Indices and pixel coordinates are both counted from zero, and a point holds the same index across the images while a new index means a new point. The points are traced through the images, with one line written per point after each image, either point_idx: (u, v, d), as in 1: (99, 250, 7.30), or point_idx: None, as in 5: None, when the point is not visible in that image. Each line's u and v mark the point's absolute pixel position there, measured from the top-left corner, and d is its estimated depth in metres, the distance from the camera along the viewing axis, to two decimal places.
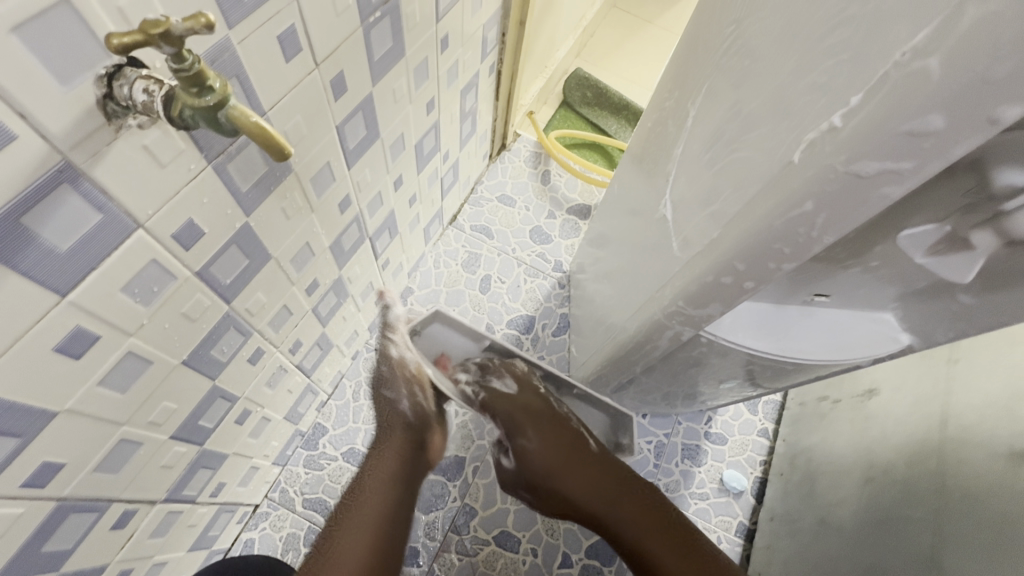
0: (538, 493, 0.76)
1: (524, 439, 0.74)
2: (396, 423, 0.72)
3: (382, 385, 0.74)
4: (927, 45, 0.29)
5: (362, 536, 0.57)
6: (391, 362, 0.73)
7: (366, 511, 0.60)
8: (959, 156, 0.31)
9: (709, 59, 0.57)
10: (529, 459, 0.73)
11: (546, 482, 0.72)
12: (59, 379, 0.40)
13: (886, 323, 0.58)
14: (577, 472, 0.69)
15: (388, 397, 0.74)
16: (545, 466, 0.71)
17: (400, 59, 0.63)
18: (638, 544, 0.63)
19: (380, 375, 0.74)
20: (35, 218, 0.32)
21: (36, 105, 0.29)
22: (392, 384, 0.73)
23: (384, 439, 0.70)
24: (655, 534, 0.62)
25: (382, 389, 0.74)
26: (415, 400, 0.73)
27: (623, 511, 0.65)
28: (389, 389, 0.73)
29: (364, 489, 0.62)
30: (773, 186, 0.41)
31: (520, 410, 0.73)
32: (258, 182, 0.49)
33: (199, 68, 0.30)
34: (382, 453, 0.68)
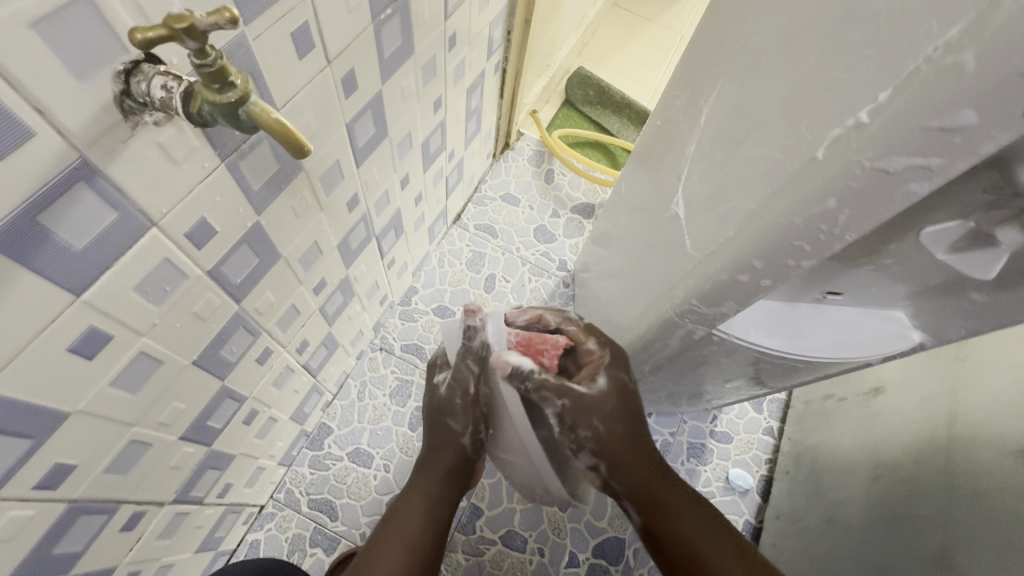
0: (607, 452, 0.63)
1: (621, 373, 0.66)
2: (451, 452, 0.64)
3: (443, 412, 0.64)
4: (961, 40, 0.28)
5: (399, 552, 0.55)
6: (468, 399, 0.62)
7: (412, 521, 0.58)
8: (987, 153, 0.31)
9: (720, 57, 0.57)
10: (621, 396, 0.64)
11: (627, 435, 0.63)
12: (72, 379, 0.39)
13: (897, 321, 0.58)
14: (644, 440, 0.64)
15: (449, 427, 0.64)
16: (630, 410, 0.65)
17: (409, 57, 0.62)
18: (697, 541, 0.58)
19: (447, 403, 0.64)
20: (51, 216, 0.32)
21: (53, 100, 0.28)
22: (461, 414, 0.63)
23: (437, 457, 0.64)
24: (714, 530, 0.58)
25: (441, 416, 0.64)
26: (477, 438, 0.65)
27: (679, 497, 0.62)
28: (453, 419, 0.63)
29: (407, 501, 0.60)
30: (792, 184, 0.41)
31: (617, 349, 0.69)
32: (269, 180, 0.49)
33: (221, 64, 0.30)
34: (432, 470, 0.63)
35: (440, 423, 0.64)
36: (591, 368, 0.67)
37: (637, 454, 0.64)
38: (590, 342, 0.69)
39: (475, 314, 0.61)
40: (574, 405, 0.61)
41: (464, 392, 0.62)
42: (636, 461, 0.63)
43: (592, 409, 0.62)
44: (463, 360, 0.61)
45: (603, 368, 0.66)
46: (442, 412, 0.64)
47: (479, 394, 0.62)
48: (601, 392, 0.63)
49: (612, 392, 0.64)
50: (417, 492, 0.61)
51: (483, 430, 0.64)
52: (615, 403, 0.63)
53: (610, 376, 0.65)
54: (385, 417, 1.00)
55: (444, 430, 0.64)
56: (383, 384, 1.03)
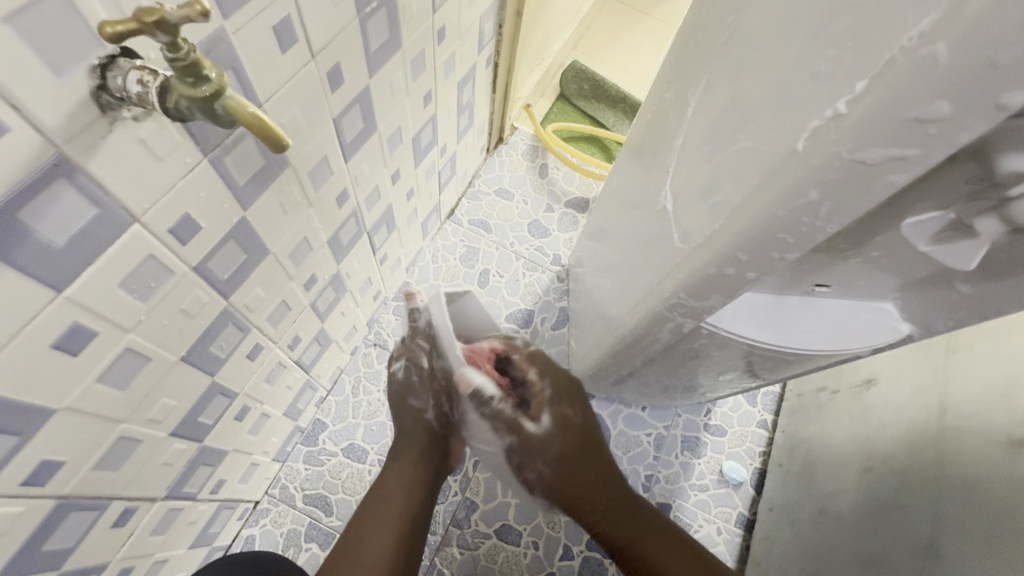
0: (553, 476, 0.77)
1: (565, 409, 0.78)
2: (419, 429, 0.74)
3: (406, 391, 0.76)
4: (933, 30, 0.28)
5: (386, 540, 0.60)
6: (424, 372, 0.75)
7: (392, 509, 0.63)
8: (967, 142, 0.31)
9: (708, 49, 0.57)
10: (564, 434, 0.77)
11: (562, 471, 0.76)
12: (57, 375, 0.39)
13: (885, 313, 0.58)
14: (599, 468, 0.76)
15: (410, 405, 0.76)
16: (579, 443, 0.77)
17: (397, 51, 0.62)
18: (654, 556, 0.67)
19: (409, 383, 0.76)
20: (30, 212, 0.31)
21: (29, 97, 0.28)
22: (420, 392, 0.75)
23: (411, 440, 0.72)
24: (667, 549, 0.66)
25: (407, 395, 0.76)
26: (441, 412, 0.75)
27: (635, 524, 0.70)
28: (416, 398, 0.75)
29: (392, 491, 0.65)
30: (776, 176, 0.41)
31: (564, 380, 0.79)
32: (255, 175, 0.49)
33: (195, 58, 0.29)
34: (408, 456, 0.70)
35: (409, 407, 0.76)
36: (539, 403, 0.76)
37: (581, 475, 0.76)
38: (532, 372, 0.77)
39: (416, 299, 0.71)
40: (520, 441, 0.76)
41: (421, 371, 0.75)
42: (578, 483, 0.75)
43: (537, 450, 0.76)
44: (414, 339, 0.74)
45: (547, 407, 0.76)
46: (404, 391, 0.76)
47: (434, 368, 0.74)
48: (546, 431, 0.76)
49: (557, 431, 0.76)
50: (399, 484, 0.66)
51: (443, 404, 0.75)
52: (557, 446, 0.76)
53: (555, 413, 0.76)
54: (379, 412, 1.00)
55: (409, 413, 0.75)
56: (377, 379, 1.03)
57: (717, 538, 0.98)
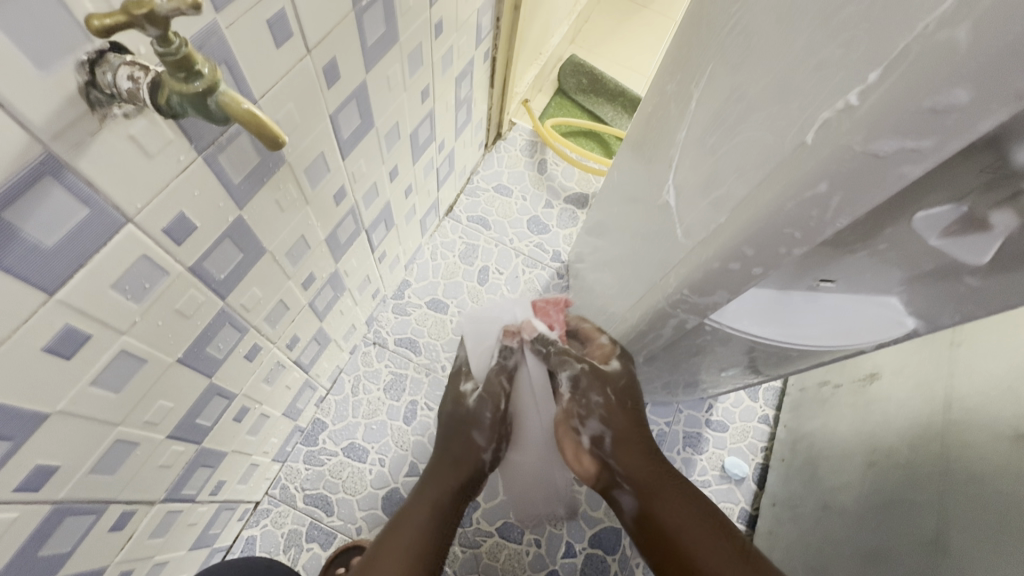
0: (613, 421, 0.64)
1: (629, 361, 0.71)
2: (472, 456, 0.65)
3: (467, 424, 0.67)
4: (953, 15, 0.28)
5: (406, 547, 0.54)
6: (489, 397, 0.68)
7: (417, 517, 0.57)
8: (983, 133, 0.30)
9: (710, 40, 0.56)
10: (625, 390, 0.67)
11: (630, 418, 0.64)
12: (50, 379, 0.38)
13: (891, 308, 0.56)
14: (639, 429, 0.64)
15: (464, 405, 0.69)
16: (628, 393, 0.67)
17: (394, 45, 0.61)
18: (682, 529, 0.55)
19: (473, 415, 0.68)
20: (19, 211, 0.31)
21: (14, 92, 0.27)
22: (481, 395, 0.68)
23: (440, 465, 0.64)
24: (702, 519, 0.55)
25: (467, 426, 0.67)
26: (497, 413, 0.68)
27: (676, 488, 0.59)
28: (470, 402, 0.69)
29: (415, 512, 0.58)
30: (783, 169, 0.40)
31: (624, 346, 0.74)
32: (251, 173, 0.48)
33: (187, 51, 0.29)
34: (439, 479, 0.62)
35: (464, 435, 0.67)
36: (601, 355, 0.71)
37: (637, 430, 0.64)
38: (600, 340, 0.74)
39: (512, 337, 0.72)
40: (593, 370, 0.67)
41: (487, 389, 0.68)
42: (635, 443, 0.63)
43: (605, 378, 0.67)
44: (496, 374, 0.69)
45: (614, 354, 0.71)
46: (468, 422, 0.67)
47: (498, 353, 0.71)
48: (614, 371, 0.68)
49: (625, 372, 0.68)
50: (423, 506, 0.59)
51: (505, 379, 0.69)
52: (627, 382, 0.67)
53: (622, 360, 0.70)
54: (379, 411, 0.99)
55: (465, 443, 0.66)
56: (377, 378, 1.02)
57: None
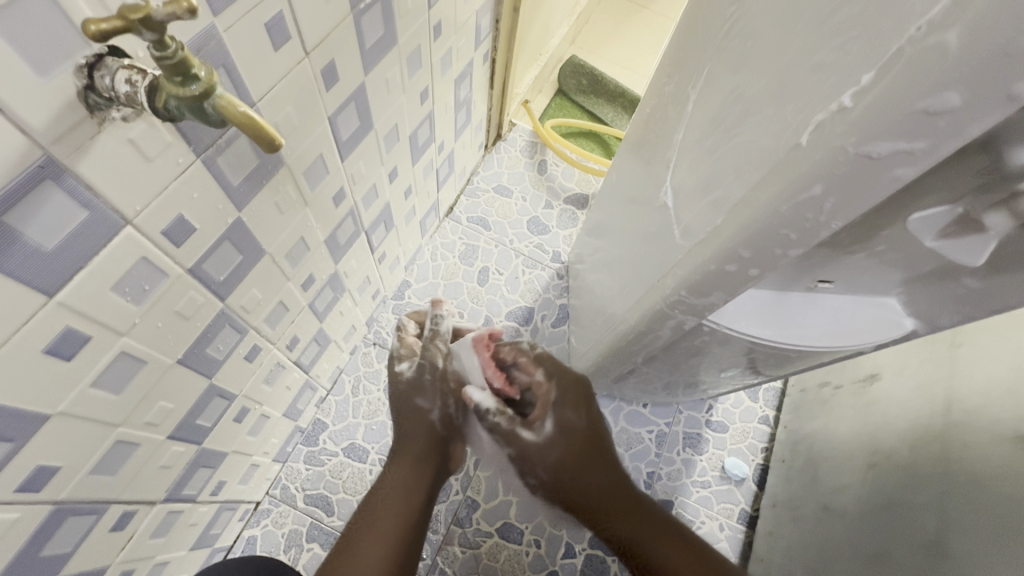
0: (562, 474, 0.71)
1: (569, 412, 0.72)
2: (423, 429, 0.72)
3: (412, 392, 0.74)
4: (945, 19, 0.28)
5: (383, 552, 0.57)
6: (436, 374, 0.75)
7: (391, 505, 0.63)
8: (976, 135, 0.30)
9: (708, 42, 0.56)
10: (575, 411, 0.72)
11: (575, 469, 0.69)
12: (50, 381, 0.39)
13: (889, 308, 0.58)
14: (604, 467, 0.70)
15: (420, 405, 0.74)
16: (582, 448, 0.71)
17: (392, 48, 0.61)
18: (671, 562, 0.60)
19: (417, 383, 0.75)
20: (19, 215, 0.31)
21: (12, 96, 0.27)
22: (428, 392, 0.74)
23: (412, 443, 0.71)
24: (676, 550, 0.61)
25: (412, 395, 0.74)
26: (446, 413, 0.74)
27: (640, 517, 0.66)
28: (423, 398, 0.74)
29: (391, 501, 0.63)
30: (779, 171, 0.40)
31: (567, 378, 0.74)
32: (249, 175, 0.48)
33: (183, 56, 0.29)
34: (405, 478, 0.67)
35: (409, 402, 0.74)
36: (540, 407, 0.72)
37: (588, 478, 0.69)
38: (539, 374, 0.74)
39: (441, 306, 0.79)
40: (520, 451, 0.72)
41: (433, 368, 0.75)
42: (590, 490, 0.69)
43: (536, 458, 0.71)
44: (433, 342, 0.76)
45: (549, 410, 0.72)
46: (410, 392, 0.74)
47: (445, 370, 0.75)
48: (547, 438, 0.71)
49: (559, 438, 0.71)
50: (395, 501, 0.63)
51: (451, 405, 0.74)
52: (558, 453, 0.70)
53: (559, 420, 0.71)
54: (379, 412, 0.99)
55: (415, 417, 0.73)
56: (377, 379, 1.02)
57: (719, 534, 0.98)
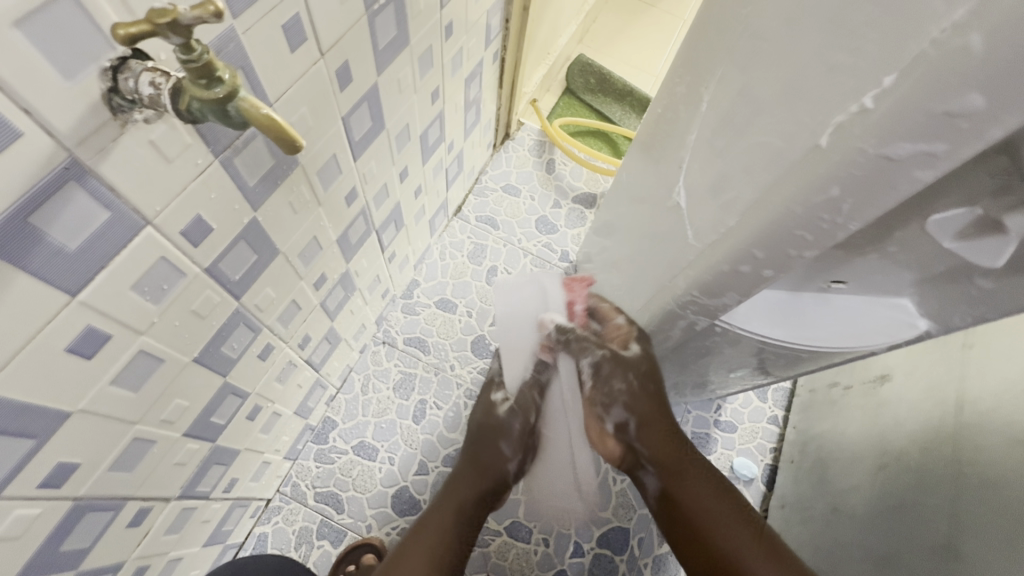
0: (636, 407, 0.69)
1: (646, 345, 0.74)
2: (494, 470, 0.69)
3: (496, 428, 0.73)
4: (967, 21, 0.28)
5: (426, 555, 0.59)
6: (529, 383, 0.73)
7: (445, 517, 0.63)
8: (996, 137, 0.30)
9: (720, 42, 0.56)
10: (649, 367, 0.72)
11: (642, 415, 0.68)
12: (71, 379, 0.39)
13: (903, 309, 0.57)
14: (668, 418, 0.69)
15: (499, 429, 0.72)
16: (648, 380, 0.71)
17: (405, 48, 0.62)
18: (701, 500, 0.63)
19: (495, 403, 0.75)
20: (43, 216, 0.31)
21: (40, 100, 0.28)
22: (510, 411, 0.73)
23: (477, 479, 0.68)
24: (711, 485, 0.64)
25: (496, 436, 0.71)
26: (527, 423, 0.72)
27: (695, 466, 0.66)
28: (505, 412, 0.73)
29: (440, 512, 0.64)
30: (794, 172, 0.40)
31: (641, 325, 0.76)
32: (265, 176, 0.48)
33: (208, 58, 0.29)
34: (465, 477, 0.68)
35: (493, 442, 0.71)
36: (619, 339, 0.74)
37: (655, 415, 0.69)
38: (618, 318, 0.77)
39: (547, 323, 0.74)
40: (611, 358, 0.71)
41: (531, 378, 0.74)
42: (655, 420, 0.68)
43: (627, 365, 0.70)
44: (536, 368, 0.74)
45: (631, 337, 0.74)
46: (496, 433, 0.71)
47: (539, 378, 0.73)
48: (637, 354, 0.72)
49: (642, 358, 0.72)
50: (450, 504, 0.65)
51: (533, 417, 0.73)
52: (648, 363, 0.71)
53: (639, 346, 0.72)
54: (388, 410, 1.00)
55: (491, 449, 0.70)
56: (387, 377, 1.03)
57: None
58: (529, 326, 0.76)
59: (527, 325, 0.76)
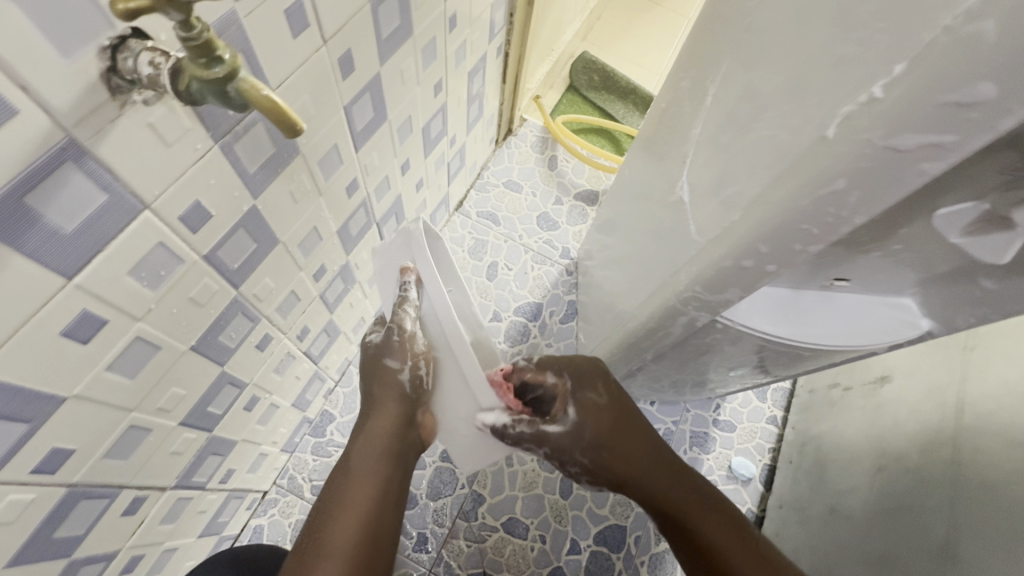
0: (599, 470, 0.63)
1: (590, 392, 0.64)
2: (392, 393, 0.58)
3: (382, 351, 0.59)
4: (980, 8, 0.27)
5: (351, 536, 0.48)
6: (401, 336, 0.57)
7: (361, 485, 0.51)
8: (1007, 129, 0.30)
9: (726, 36, 0.55)
10: (596, 416, 0.63)
11: (613, 457, 0.62)
12: (66, 364, 0.39)
13: (905, 308, 0.57)
14: (640, 440, 0.63)
15: (387, 367, 0.58)
16: (612, 426, 0.63)
17: (408, 38, 0.61)
18: (714, 536, 0.57)
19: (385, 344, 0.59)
20: (40, 196, 0.31)
21: (38, 77, 0.28)
22: (395, 354, 0.58)
23: (381, 410, 0.57)
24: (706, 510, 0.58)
25: (380, 353, 0.59)
26: (417, 377, 0.58)
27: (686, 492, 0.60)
28: (390, 358, 0.58)
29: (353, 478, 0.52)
30: (799, 166, 0.40)
31: (580, 366, 0.67)
32: (265, 163, 0.48)
33: (208, 37, 0.28)
34: (380, 419, 0.57)
35: (379, 367, 0.59)
36: (558, 398, 0.65)
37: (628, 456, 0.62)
38: (550, 376, 0.65)
39: (410, 272, 0.56)
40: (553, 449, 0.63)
41: (400, 331, 0.58)
42: (630, 467, 0.62)
43: (569, 443, 0.62)
44: (399, 309, 0.57)
45: (568, 395, 0.64)
46: (378, 353, 0.59)
47: (411, 339, 0.58)
48: (573, 423, 0.62)
49: (586, 419, 0.63)
50: (366, 458, 0.54)
51: (423, 369, 0.58)
52: (590, 430, 0.62)
53: (580, 404, 0.63)
54: None
55: (382, 378, 0.58)
56: None
57: None
58: (394, 275, 0.59)
59: (392, 276, 0.59)
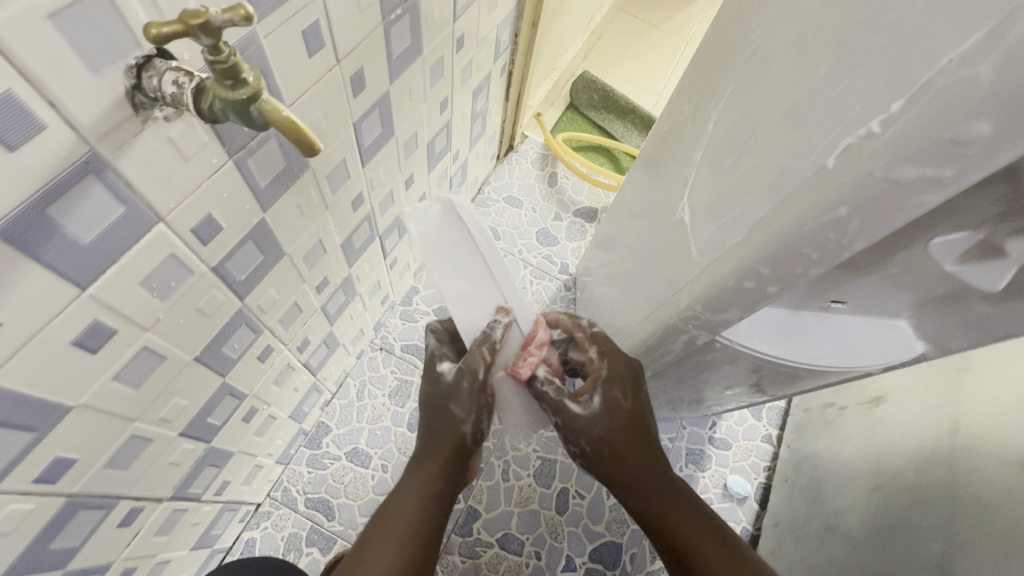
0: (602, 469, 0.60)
1: (617, 390, 0.60)
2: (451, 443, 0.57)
3: (447, 398, 0.58)
4: (976, 52, 0.29)
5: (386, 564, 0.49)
6: (476, 384, 0.57)
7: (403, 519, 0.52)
8: (1001, 165, 0.31)
9: (728, 64, 0.57)
10: (612, 419, 0.59)
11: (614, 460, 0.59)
12: (75, 373, 0.39)
13: (900, 330, 0.57)
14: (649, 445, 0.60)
15: (452, 414, 0.57)
16: (626, 429, 0.59)
17: (417, 58, 0.63)
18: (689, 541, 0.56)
19: (451, 387, 0.58)
20: (59, 209, 0.31)
21: (66, 93, 0.28)
22: (464, 400, 0.57)
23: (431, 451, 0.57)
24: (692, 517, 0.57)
25: (445, 400, 0.58)
26: (479, 427, 0.58)
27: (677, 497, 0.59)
28: (457, 405, 0.57)
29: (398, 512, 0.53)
30: (801, 192, 0.41)
31: (619, 360, 0.63)
32: (276, 177, 0.49)
33: (235, 61, 0.30)
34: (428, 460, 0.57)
35: (440, 407, 0.58)
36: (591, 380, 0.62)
37: (632, 453, 0.59)
38: (592, 351, 0.64)
39: (503, 313, 0.61)
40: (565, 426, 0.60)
41: (473, 376, 0.57)
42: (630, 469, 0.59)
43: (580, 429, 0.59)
44: (478, 346, 0.58)
45: (601, 385, 0.60)
46: (446, 395, 0.58)
47: (488, 382, 0.58)
48: (594, 413, 0.59)
49: (604, 415, 0.59)
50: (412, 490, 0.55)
51: (487, 419, 0.59)
52: (603, 427, 0.58)
53: (605, 398, 0.60)
54: (383, 417, 0.99)
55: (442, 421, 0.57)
56: (383, 384, 1.02)
57: None
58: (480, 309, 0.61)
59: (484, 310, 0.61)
